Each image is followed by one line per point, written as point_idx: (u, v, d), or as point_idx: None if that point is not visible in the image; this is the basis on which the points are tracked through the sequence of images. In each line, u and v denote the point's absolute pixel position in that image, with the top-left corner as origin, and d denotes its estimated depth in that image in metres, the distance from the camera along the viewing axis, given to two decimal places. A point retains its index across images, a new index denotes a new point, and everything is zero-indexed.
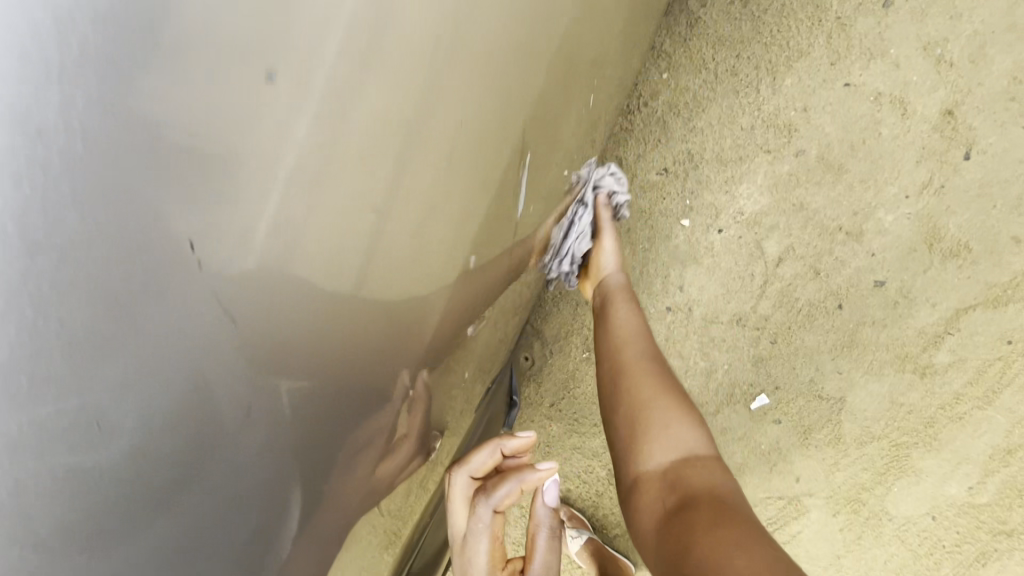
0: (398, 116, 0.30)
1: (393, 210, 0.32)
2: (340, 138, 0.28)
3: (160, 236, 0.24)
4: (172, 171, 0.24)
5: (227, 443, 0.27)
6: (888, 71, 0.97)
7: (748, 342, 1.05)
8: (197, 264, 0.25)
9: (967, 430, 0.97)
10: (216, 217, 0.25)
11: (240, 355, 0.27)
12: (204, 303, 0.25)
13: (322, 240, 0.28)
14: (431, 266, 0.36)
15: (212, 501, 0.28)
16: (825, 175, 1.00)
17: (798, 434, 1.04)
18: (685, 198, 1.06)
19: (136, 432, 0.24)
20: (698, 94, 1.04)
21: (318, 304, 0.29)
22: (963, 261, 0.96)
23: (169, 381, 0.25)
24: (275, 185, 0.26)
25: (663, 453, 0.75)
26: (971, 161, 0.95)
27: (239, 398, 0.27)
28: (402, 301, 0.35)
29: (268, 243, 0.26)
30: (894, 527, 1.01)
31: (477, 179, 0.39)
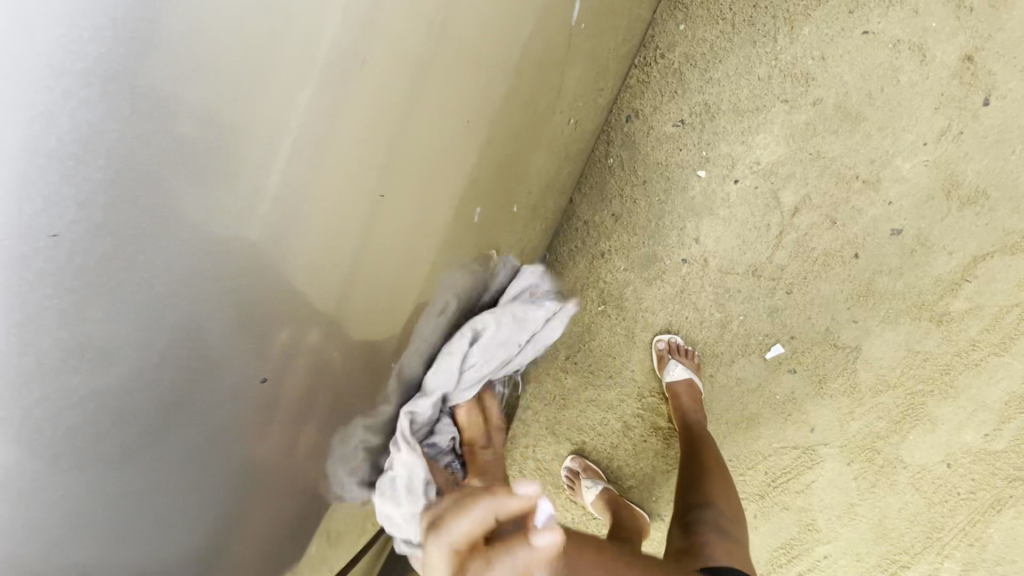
0: (383, 110, 0.33)
1: (393, 149, 0.35)
2: (329, 128, 0.31)
3: (166, 204, 0.26)
4: (183, 144, 0.25)
5: (214, 388, 0.31)
6: (907, 18, 0.97)
7: (763, 293, 1.05)
8: (197, 230, 0.27)
9: (983, 377, 0.98)
10: (220, 190, 0.27)
11: (229, 316, 0.30)
12: (222, 200, 0.27)
13: (306, 222, 0.32)
14: (402, 252, 0.41)
15: (197, 437, 0.31)
16: (843, 124, 1.00)
17: (813, 383, 1.04)
18: (701, 149, 1.06)
19: (137, 371, 0.27)
20: (715, 44, 1.05)
21: (300, 278, 0.33)
22: (982, 208, 0.96)
23: (167, 329, 0.28)
24: (272, 167, 0.29)
25: None
26: (991, 107, 0.95)
27: (229, 351, 0.31)
28: (372, 282, 0.39)
29: (265, 220, 0.29)
30: (909, 475, 1.01)
31: (464, 128, 0.42)
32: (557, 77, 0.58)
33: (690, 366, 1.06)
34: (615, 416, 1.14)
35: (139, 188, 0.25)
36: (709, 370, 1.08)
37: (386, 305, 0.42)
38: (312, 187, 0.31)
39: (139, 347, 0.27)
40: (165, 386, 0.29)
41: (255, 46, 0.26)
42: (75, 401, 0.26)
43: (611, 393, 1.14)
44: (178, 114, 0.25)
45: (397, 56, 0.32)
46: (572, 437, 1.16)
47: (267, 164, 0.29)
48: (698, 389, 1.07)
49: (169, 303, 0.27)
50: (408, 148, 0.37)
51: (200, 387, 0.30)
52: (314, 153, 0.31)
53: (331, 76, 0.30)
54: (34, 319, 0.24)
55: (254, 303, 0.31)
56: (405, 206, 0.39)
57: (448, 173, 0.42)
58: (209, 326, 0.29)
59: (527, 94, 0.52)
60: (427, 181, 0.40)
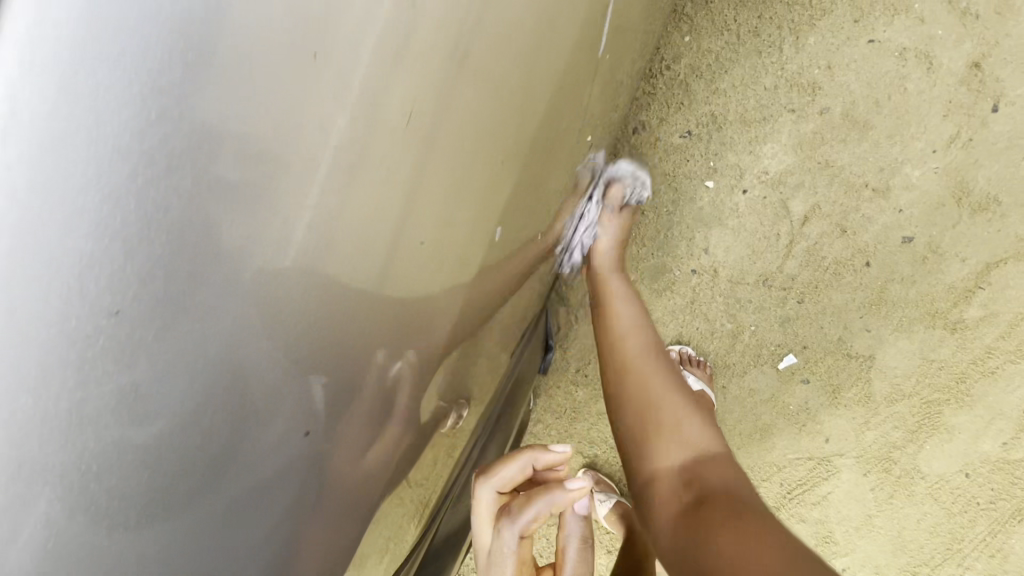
0: (431, 107, 0.31)
1: (435, 177, 0.33)
2: (379, 126, 0.28)
3: (213, 235, 0.24)
4: (233, 171, 0.24)
5: (253, 446, 0.29)
6: (913, 26, 0.97)
7: (774, 303, 1.05)
8: (243, 265, 0.25)
9: (1000, 384, 0.97)
10: (266, 215, 0.25)
11: (274, 362, 0.28)
12: (266, 225, 0.25)
13: (353, 238, 0.29)
14: (447, 266, 0.38)
15: (241, 497, 0.29)
16: (851, 133, 1.00)
17: (827, 393, 1.03)
18: (709, 159, 1.06)
19: (175, 432, 0.25)
20: (720, 55, 1.05)
21: (345, 302, 0.30)
22: (993, 215, 0.96)
23: (211, 381, 0.26)
24: (319, 177, 0.26)
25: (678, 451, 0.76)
26: (1000, 113, 0.95)
27: (270, 399, 0.28)
28: (419, 301, 0.36)
29: (309, 241, 0.27)
30: (927, 485, 1.00)
31: (495, 149, 0.40)
32: (572, 94, 0.58)
33: (702, 378, 1.05)
34: None
35: (182, 224, 0.23)
36: (722, 381, 1.07)
37: (428, 340, 0.39)
38: (354, 220, 0.29)
39: (181, 401, 0.25)
40: (206, 439, 0.26)
41: (300, 47, 0.24)
42: (110, 468, 0.24)
43: None
44: (221, 135, 0.23)
45: (439, 76, 0.30)
46: (584, 451, 1.15)
47: (313, 195, 0.26)
48: (710, 401, 1.06)
49: (209, 336, 0.25)
50: (455, 149, 0.34)
51: (240, 436, 0.28)
52: (358, 184, 0.28)
53: (379, 67, 0.27)
54: (62, 374, 0.22)
55: (299, 340, 0.29)
56: (450, 215, 0.36)
57: (482, 197, 0.40)
58: (251, 371, 0.27)
59: (545, 111, 0.51)
60: (464, 208, 0.38)
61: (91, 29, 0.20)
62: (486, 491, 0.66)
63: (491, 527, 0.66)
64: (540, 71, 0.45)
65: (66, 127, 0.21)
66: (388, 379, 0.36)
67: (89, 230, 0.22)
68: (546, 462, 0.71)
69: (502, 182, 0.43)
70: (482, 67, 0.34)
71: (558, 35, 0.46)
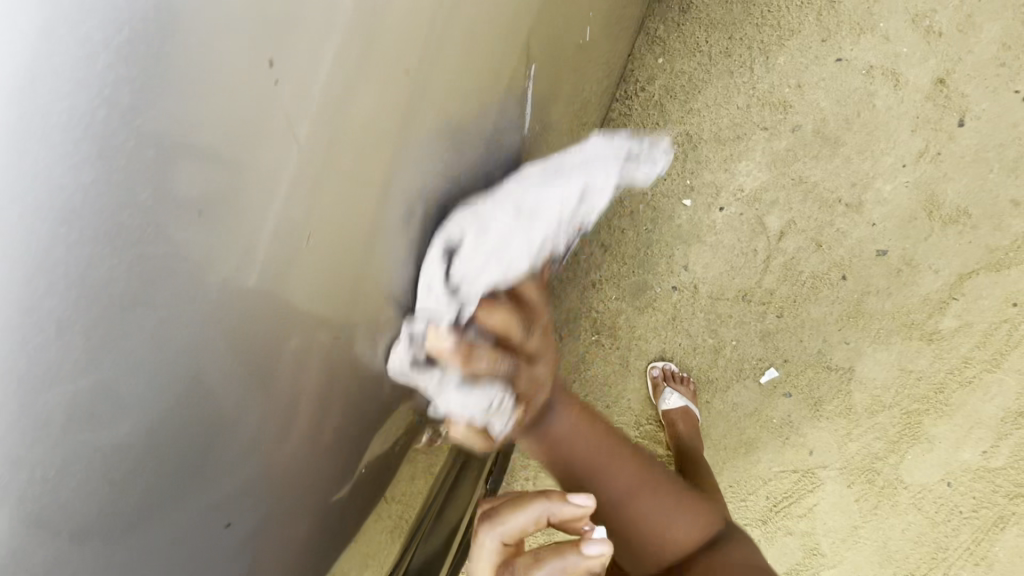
0: (382, 127, 0.35)
1: (381, 176, 0.37)
2: (333, 146, 0.33)
3: (176, 244, 0.28)
4: (195, 193, 0.28)
5: (222, 434, 0.34)
6: (878, 45, 1.00)
7: (754, 317, 1.06)
8: (205, 271, 0.30)
9: (978, 393, 0.98)
10: (224, 227, 0.30)
11: (236, 356, 0.33)
12: (224, 235, 0.30)
13: (311, 244, 0.34)
14: (410, 268, 0.43)
15: (212, 485, 0.35)
16: (822, 149, 1.02)
17: (809, 406, 1.05)
18: (686, 177, 1.08)
19: (146, 418, 0.30)
20: (693, 76, 1.07)
21: (307, 300, 0.35)
22: (964, 226, 0.97)
23: (176, 375, 0.30)
24: (275, 192, 0.31)
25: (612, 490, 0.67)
26: (967, 127, 0.97)
27: (235, 392, 0.33)
28: (382, 296, 0.41)
29: (269, 247, 0.32)
30: (910, 495, 1.01)
31: (454, 162, 0.43)
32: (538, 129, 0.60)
33: (685, 393, 1.06)
34: None
35: (144, 237, 0.27)
36: (705, 396, 1.08)
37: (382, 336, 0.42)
38: (300, 212, 0.33)
39: (152, 396, 0.30)
40: (166, 420, 0.31)
41: (255, 76, 0.28)
42: (87, 456, 0.29)
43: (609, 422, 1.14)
44: (182, 160, 0.27)
45: (387, 89, 0.34)
46: None
47: (271, 206, 0.31)
48: (694, 416, 1.07)
49: (169, 332, 0.29)
50: (410, 163, 0.39)
51: (191, 407, 0.32)
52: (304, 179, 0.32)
53: (331, 94, 0.32)
54: (39, 370, 0.26)
55: (260, 334, 0.33)
56: (409, 221, 0.41)
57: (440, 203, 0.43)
58: (213, 366, 0.32)
59: (516, 132, 0.52)
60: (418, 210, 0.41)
61: (49, 64, 0.24)
62: None
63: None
64: (505, 91, 0.47)
65: (31, 148, 0.24)
66: (353, 373, 0.41)
67: (59, 244, 0.25)
68: (566, 519, 0.53)
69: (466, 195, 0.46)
70: (434, 87, 0.38)
71: (527, 50, 0.49)
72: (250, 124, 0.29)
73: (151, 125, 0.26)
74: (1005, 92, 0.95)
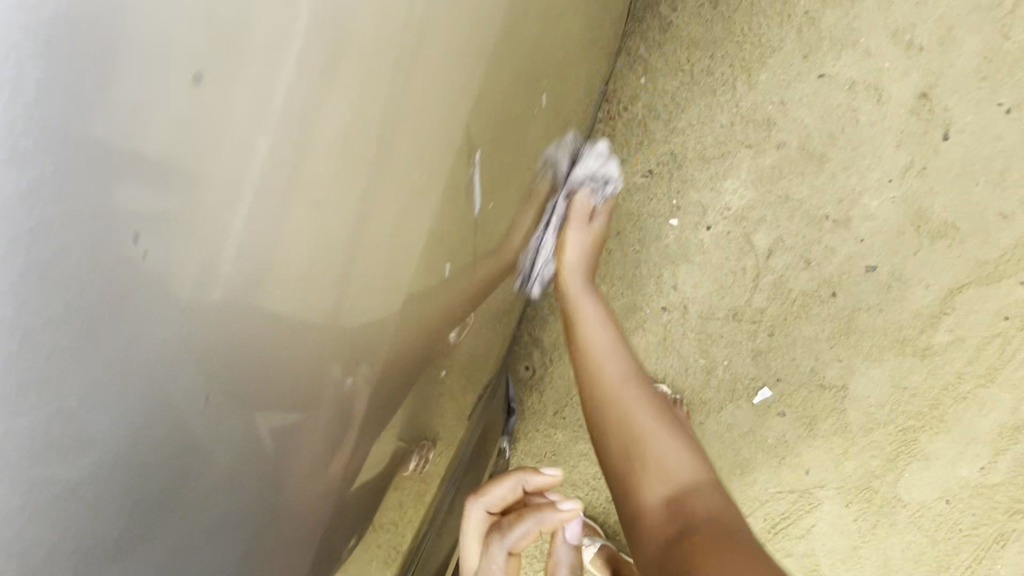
0: (361, 127, 0.33)
1: (364, 181, 0.34)
2: (304, 147, 0.31)
3: (132, 256, 0.27)
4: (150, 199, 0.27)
5: (199, 468, 0.31)
6: (860, 60, 0.99)
7: (745, 336, 1.05)
8: (167, 285, 0.28)
9: (972, 409, 0.97)
10: (183, 236, 0.28)
11: (208, 379, 0.30)
12: (183, 248, 0.28)
13: (288, 256, 0.31)
14: (407, 283, 0.39)
15: (191, 524, 0.32)
16: (808, 166, 1.01)
17: (804, 425, 1.03)
18: (672, 197, 1.07)
19: (112, 447, 0.28)
20: (676, 95, 1.06)
21: (287, 318, 0.32)
22: (952, 241, 0.96)
23: (139, 399, 0.28)
24: (240, 199, 0.29)
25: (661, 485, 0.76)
26: (951, 141, 0.96)
27: (212, 418, 0.31)
28: (377, 314, 0.37)
29: (235, 259, 0.29)
30: (909, 513, 0.99)
31: (450, 163, 0.40)
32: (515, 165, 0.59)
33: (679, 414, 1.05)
34: None
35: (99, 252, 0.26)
36: (699, 418, 1.07)
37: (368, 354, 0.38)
38: (281, 224, 0.31)
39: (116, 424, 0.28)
40: (137, 448, 0.29)
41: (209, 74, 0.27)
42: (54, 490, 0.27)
43: None
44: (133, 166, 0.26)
45: (364, 92, 0.32)
46: (567, 493, 1.14)
47: (234, 214, 0.29)
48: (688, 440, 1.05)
49: (134, 352, 0.28)
50: (400, 165, 0.36)
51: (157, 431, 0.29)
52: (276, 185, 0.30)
53: (297, 93, 0.30)
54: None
55: (236, 354, 0.31)
56: (403, 231, 0.37)
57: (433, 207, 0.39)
58: (184, 390, 0.29)
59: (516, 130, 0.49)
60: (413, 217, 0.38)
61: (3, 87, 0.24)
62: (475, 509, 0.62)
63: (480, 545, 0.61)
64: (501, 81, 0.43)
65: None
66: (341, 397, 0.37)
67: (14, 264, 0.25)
68: (538, 486, 0.65)
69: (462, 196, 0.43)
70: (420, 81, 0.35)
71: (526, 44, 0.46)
72: (212, 128, 0.28)
73: (100, 127, 0.25)
74: (988, 105, 0.95)
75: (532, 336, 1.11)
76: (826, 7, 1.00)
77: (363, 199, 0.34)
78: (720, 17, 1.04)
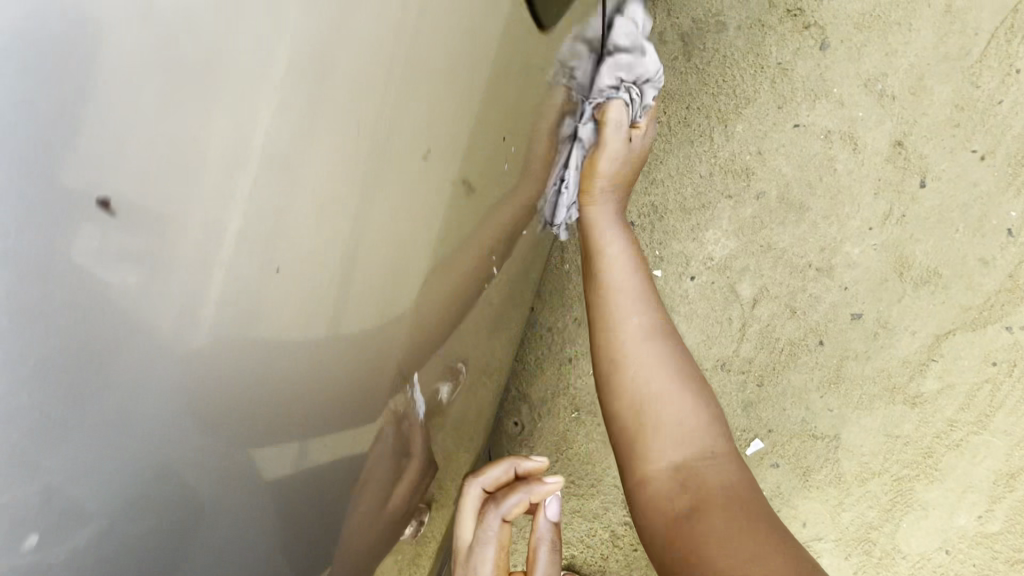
0: (357, 164, 0.32)
1: (281, 319, 0.31)
2: (296, 191, 0.29)
3: (121, 319, 0.25)
4: (136, 253, 0.25)
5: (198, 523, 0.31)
6: (834, 110, 1.00)
7: (734, 387, 1.04)
8: (161, 342, 0.27)
9: (966, 457, 0.96)
10: (170, 289, 0.26)
11: (210, 431, 0.30)
12: (170, 303, 0.26)
13: (287, 301, 0.31)
14: (405, 315, 0.39)
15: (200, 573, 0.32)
16: (788, 215, 1.01)
17: (798, 476, 1.01)
18: (655, 248, 1.06)
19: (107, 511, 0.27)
20: (654, 147, 1.06)
21: (287, 360, 0.32)
22: (935, 287, 0.96)
23: (141, 459, 0.27)
24: (229, 249, 0.28)
25: (674, 448, 0.64)
26: (928, 188, 0.96)
27: (212, 466, 0.31)
28: (374, 352, 0.37)
29: (226, 312, 0.29)
30: (909, 565, 0.97)
31: (448, 192, 0.40)
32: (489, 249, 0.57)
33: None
34: (603, 526, 1.10)
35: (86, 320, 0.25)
36: None
37: (369, 390, 0.38)
38: (274, 273, 0.30)
39: (118, 490, 0.27)
40: (137, 508, 0.28)
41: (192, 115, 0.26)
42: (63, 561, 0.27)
43: (596, 501, 1.10)
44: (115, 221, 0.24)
45: (344, 141, 0.31)
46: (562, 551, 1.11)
47: (224, 267, 0.28)
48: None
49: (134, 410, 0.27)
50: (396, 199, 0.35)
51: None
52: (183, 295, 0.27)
53: (281, 138, 0.28)
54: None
55: (236, 403, 0.31)
56: (400, 270, 0.37)
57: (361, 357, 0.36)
58: (184, 444, 0.29)
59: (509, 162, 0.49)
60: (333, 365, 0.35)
61: None
62: (475, 489, 0.66)
63: (476, 520, 0.65)
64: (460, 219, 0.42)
65: None
66: (343, 435, 0.38)
67: None
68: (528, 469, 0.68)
69: (401, 341, 0.39)
70: (412, 111, 0.34)
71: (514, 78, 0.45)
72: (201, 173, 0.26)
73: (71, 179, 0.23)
74: (962, 153, 0.95)
75: (519, 391, 1.09)
76: (797, 58, 1.01)
77: (278, 335, 0.31)
78: (694, 68, 1.05)
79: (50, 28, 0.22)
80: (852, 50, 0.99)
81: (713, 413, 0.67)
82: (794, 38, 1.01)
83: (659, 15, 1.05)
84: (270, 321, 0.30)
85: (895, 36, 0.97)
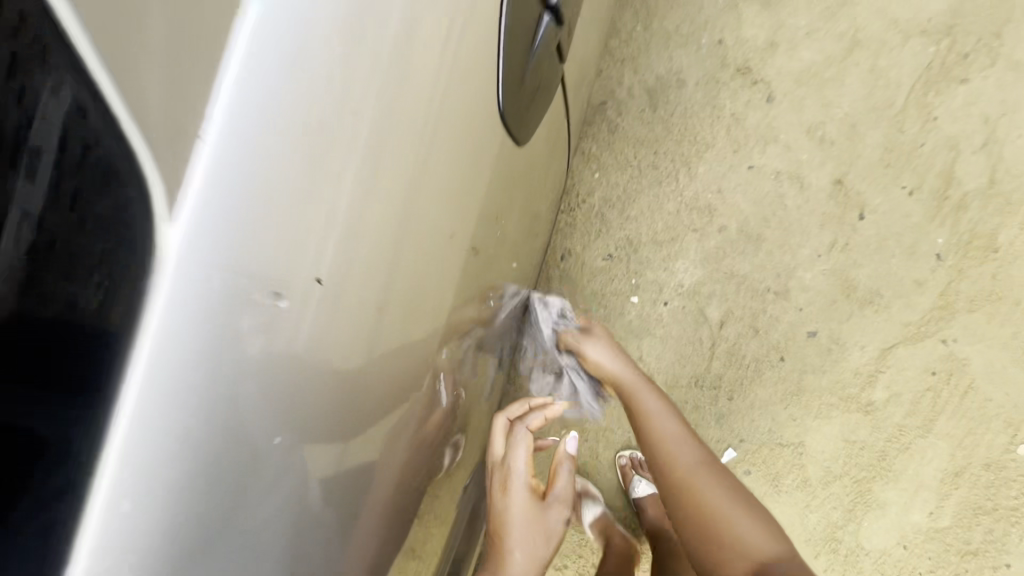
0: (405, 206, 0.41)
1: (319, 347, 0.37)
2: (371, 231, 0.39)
3: (262, 344, 0.33)
4: (279, 290, 0.33)
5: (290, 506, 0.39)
6: (782, 153, 1.14)
7: (707, 401, 1.14)
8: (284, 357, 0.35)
9: (915, 458, 1.06)
10: (295, 314, 0.35)
11: (301, 426, 0.38)
12: (294, 326, 0.35)
13: (358, 317, 0.40)
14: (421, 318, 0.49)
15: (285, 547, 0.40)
16: (747, 245, 1.14)
17: (769, 482, 1.11)
18: (631, 277, 1.18)
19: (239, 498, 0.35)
20: (627, 187, 1.20)
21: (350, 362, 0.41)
22: (878, 306, 1.09)
23: (264, 454, 0.35)
24: (331, 282, 0.36)
25: (735, 549, 0.75)
26: (867, 220, 1.10)
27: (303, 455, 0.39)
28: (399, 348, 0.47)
29: (324, 329, 0.37)
30: (872, 560, 1.07)
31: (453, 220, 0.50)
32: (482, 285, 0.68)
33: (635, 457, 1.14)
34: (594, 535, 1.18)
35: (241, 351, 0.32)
36: None
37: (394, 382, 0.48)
38: (353, 296, 0.39)
39: (246, 480, 0.35)
40: (254, 496, 0.36)
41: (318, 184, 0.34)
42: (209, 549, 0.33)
43: None
44: (268, 269, 0.32)
45: (400, 190, 0.40)
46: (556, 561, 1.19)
47: (326, 296, 0.36)
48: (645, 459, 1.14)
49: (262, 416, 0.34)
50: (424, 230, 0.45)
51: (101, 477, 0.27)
52: (279, 315, 0.34)
53: (366, 193, 0.37)
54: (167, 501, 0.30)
55: (318, 400, 0.39)
56: (421, 283, 0.47)
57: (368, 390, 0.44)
58: (286, 437, 0.37)
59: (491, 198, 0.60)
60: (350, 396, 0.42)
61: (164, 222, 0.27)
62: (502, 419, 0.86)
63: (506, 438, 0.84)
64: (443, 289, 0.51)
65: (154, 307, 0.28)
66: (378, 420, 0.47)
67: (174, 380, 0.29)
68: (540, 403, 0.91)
69: (382, 397, 0.46)
70: (437, 163, 0.44)
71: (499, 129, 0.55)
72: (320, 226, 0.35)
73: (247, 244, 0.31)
74: (893, 188, 1.09)
75: None
76: (748, 109, 1.15)
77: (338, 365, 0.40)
78: (659, 119, 1.19)
79: (237, 128, 0.29)
80: (795, 102, 1.14)
81: (758, 511, 0.79)
82: (745, 91, 1.16)
83: (627, 74, 1.20)
84: (322, 345, 0.37)
85: (830, 90, 1.12)
